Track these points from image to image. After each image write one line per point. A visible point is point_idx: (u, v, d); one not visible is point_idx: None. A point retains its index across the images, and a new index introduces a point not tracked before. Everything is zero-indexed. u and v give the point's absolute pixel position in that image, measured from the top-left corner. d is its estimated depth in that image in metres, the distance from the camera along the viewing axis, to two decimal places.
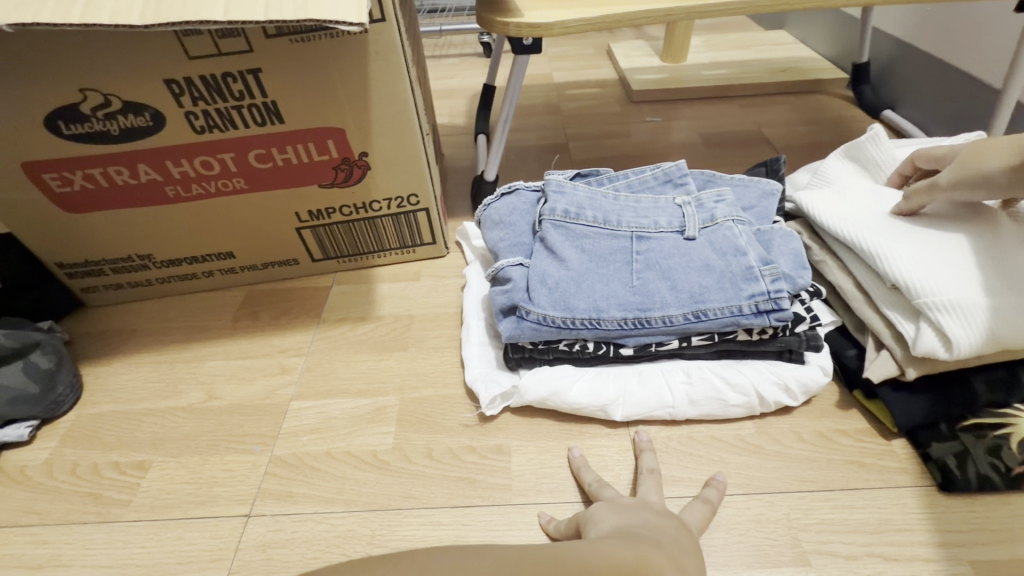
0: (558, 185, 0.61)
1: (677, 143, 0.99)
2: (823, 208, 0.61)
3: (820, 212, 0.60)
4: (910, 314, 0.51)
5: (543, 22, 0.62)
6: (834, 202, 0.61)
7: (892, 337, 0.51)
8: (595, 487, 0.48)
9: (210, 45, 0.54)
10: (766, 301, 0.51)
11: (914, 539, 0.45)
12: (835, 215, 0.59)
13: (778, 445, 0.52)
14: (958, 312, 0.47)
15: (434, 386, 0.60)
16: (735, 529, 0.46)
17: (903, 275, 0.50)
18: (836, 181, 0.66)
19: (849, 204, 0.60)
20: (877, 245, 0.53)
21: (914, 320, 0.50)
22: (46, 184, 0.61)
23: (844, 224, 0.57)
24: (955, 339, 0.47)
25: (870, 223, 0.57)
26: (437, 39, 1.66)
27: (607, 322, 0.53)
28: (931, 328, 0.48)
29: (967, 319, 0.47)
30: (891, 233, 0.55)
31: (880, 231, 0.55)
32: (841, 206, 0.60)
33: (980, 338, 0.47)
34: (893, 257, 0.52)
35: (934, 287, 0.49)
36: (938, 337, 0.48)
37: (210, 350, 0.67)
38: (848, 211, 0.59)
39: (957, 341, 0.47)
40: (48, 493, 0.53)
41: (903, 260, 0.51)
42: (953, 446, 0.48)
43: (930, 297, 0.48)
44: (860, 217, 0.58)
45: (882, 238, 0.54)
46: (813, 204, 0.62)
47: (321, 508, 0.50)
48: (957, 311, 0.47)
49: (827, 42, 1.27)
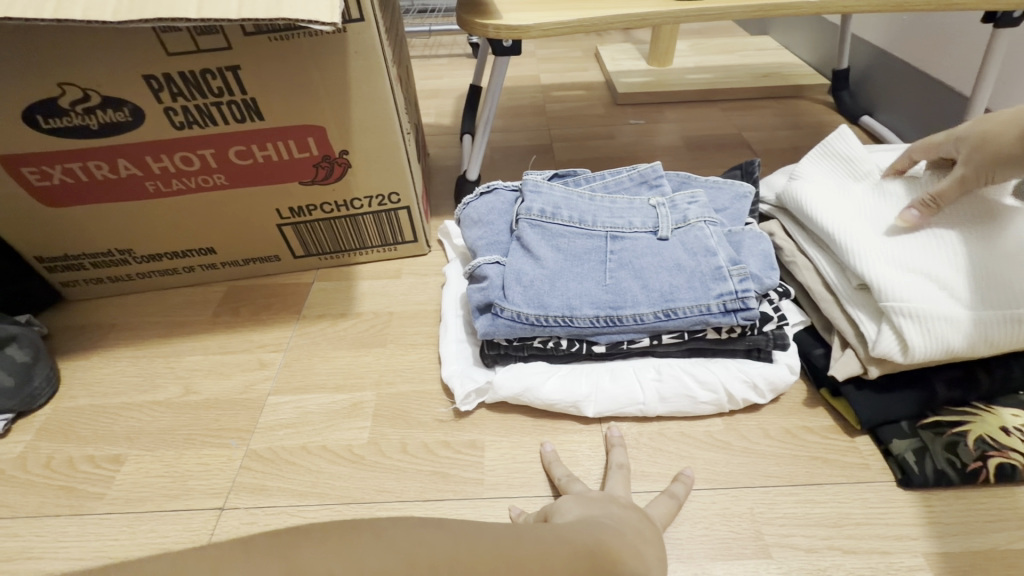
0: (535, 184, 0.62)
1: (660, 146, 1.01)
2: (813, 201, 0.61)
3: (808, 206, 0.61)
4: (875, 317, 0.52)
5: (521, 25, 0.63)
6: (823, 198, 0.61)
7: (858, 338, 0.53)
8: (565, 481, 0.48)
9: (189, 41, 0.54)
10: (733, 300, 0.52)
11: (873, 532, 0.46)
12: (822, 210, 0.59)
13: (746, 441, 0.53)
14: (919, 316, 0.49)
15: (412, 381, 0.61)
16: (701, 522, 0.47)
17: (873, 277, 0.52)
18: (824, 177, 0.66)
19: (837, 201, 0.61)
20: (852, 245, 0.55)
21: (879, 323, 0.52)
22: (24, 178, 0.61)
23: (828, 220, 0.58)
24: (913, 346, 0.48)
25: (852, 223, 0.57)
26: (426, 39, 1.66)
27: (580, 320, 0.54)
28: (891, 333, 0.50)
29: (927, 326, 0.49)
30: (869, 236, 0.56)
31: (859, 232, 0.56)
32: (831, 202, 0.60)
33: (938, 346, 0.48)
34: (866, 258, 0.53)
35: (902, 292, 0.50)
36: (896, 341, 0.49)
37: (189, 344, 0.67)
38: (835, 209, 0.60)
39: (915, 345, 0.48)
40: (22, 486, 0.53)
41: (874, 262, 0.53)
42: (913, 443, 0.50)
43: (893, 300, 0.50)
44: (845, 216, 0.59)
45: (859, 239, 0.55)
46: (805, 197, 0.62)
47: (294, 501, 0.50)
48: (919, 315, 0.49)
49: (808, 48, 1.29)
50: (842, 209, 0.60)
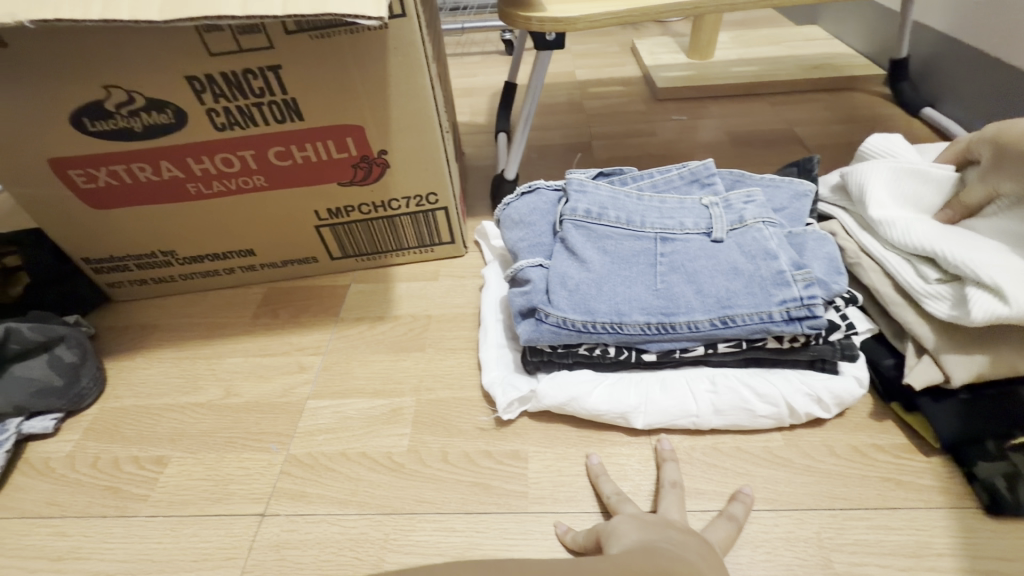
0: (580, 184, 0.59)
1: (704, 142, 0.97)
2: (876, 184, 0.57)
3: (865, 188, 0.58)
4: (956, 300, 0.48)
5: (567, 16, 0.60)
6: (887, 174, 0.58)
7: (932, 342, 0.48)
8: (614, 498, 0.46)
9: (231, 41, 0.54)
10: (797, 307, 0.49)
11: (957, 564, 0.42)
12: (878, 196, 0.57)
13: (809, 459, 0.50)
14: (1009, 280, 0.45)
15: (451, 387, 0.59)
16: (762, 547, 0.44)
17: (946, 254, 0.49)
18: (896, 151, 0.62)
19: (899, 177, 0.58)
20: (912, 232, 0.53)
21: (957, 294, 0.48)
22: (72, 180, 0.62)
23: (881, 210, 0.56)
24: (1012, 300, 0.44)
25: (905, 215, 0.56)
26: (460, 37, 1.65)
27: (629, 327, 0.51)
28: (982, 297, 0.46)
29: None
30: (926, 226, 0.54)
31: (915, 222, 0.54)
32: (894, 179, 0.57)
33: None
34: (931, 238, 0.51)
35: (982, 262, 0.47)
36: (993, 301, 0.45)
37: (229, 346, 0.67)
38: (893, 192, 0.57)
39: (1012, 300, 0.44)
40: (70, 485, 0.54)
41: (941, 242, 0.51)
42: (1002, 467, 0.45)
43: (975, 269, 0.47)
44: (898, 208, 0.57)
45: (918, 227, 0.53)
46: (864, 176, 0.59)
47: (335, 510, 0.49)
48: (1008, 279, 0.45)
49: (862, 37, 1.22)
50: (901, 192, 0.57)
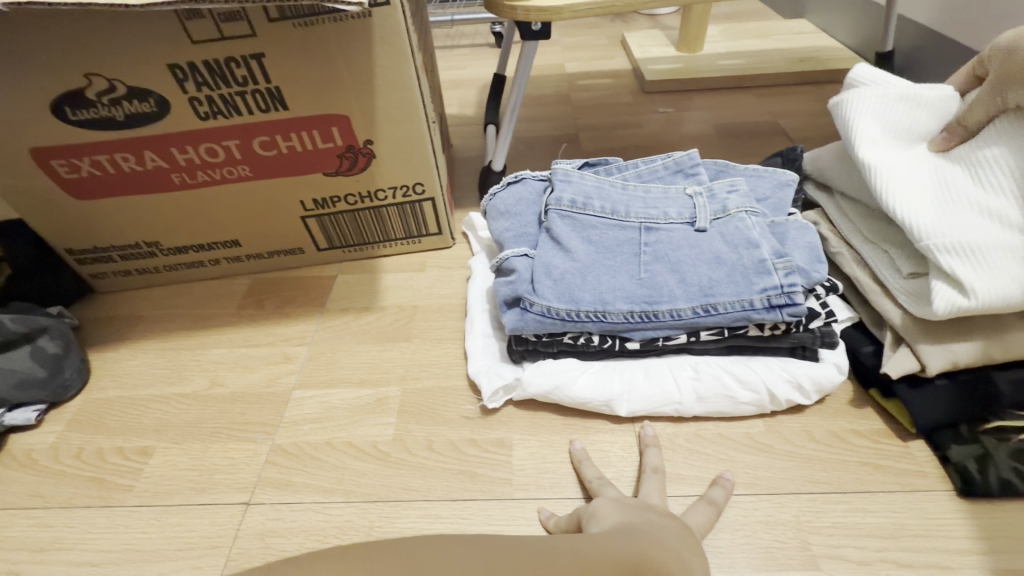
0: (565, 173, 0.60)
1: (691, 134, 0.97)
2: (863, 120, 0.54)
3: (851, 124, 0.55)
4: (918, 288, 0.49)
5: (552, 6, 0.60)
6: (875, 106, 0.54)
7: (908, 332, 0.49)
8: (597, 483, 0.46)
9: (213, 29, 0.53)
10: (778, 295, 0.49)
11: (932, 545, 0.43)
12: (866, 132, 0.54)
13: (789, 444, 0.50)
14: (971, 259, 0.45)
15: (437, 377, 0.59)
16: (742, 531, 0.45)
17: (916, 222, 0.48)
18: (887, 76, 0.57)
19: (888, 107, 0.54)
20: (895, 182, 0.50)
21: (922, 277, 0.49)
22: (54, 170, 0.61)
23: (869, 149, 0.53)
24: (970, 292, 0.44)
25: (892, 154, 0.53)
26: (449, 28, 1.65)
27: (613, 315, 0.52)
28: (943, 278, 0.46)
29: (984, 268, 0.45)
30: (910, 171, 0.51)
31: (901, 166, 0.51)
32: (882, 112, 0.54)
33: (1001, 287, 0.44)
34: (907, 196, 0.49)
35: (951, 234, 0.46)
36: (951, 286, 0.45)
37: (215, 337, 0.67)
38: (883, 125, 0.54)
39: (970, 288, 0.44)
40: (53, 476, 0.53)
41: (918, 203, 0.49)
42: (974, 450, 0.47)
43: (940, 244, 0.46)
44: (888, 142, 0.53)
45: (901, 175, 0.51)
46: (852, 109, 0.55)
47: (320, 498, 0.49)
48: (970, 258, 0.45)
49: (848, 31, 1.23)
50: (893, 121, 0.54)
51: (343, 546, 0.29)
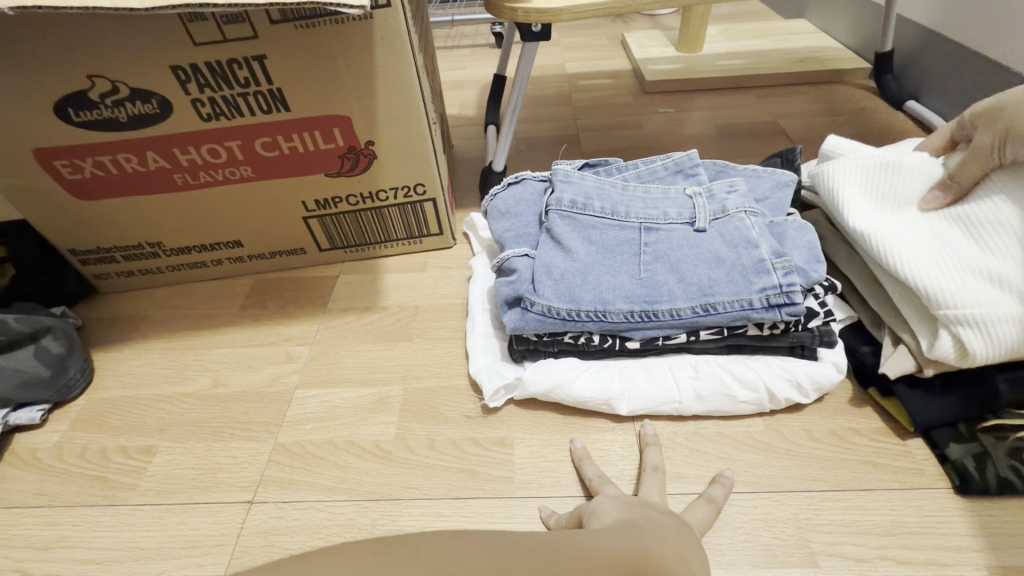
0: (565, 174, 0.60)
1: (691, 135, 0.97)
2: (848, 189, 0.54)
3: (837, 194, 0.55)
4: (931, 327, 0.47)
5: (552, 8, 0.61)
6: (856, 175, 0.54)
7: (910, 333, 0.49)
8: (597, 482, 0.47)
9: (215, 30, 0.54)
10: (777, 295, 0.50)
11: (929, 542, 0.43)
12: (852, 201, 0.54)
13: (788, 443, 0.51)
14: (978, 319, 0.44)
15: (438, 376, 0.60)
16: (742, 528, 0.45)
17: (921, 283, 0.46)
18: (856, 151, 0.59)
19: (870, 174, 0.54)
20: (894, 247, 0.49)
21: (931, 328, 0.47)
22: (57, 171, 0.62)
23: (860, 216, 0.52)
24: (974, 352, 0.44)
25: (885, 218, 0.52)
26: (449, 29, 1.65)
27: (613, 314, 0.52)
28: (950, 336, 0.45)
29: (992, 328, 0.44)
30: (907, 232, 0.50)
31: (899, 229, 0.50)
32: (867, 179, 0.54)
33: (1003, 345, 0.44)
34: (910, 257, 0.48)
35: (955, 294, 0.45)
36: (954, 348, 0.45)
37: (218, 337, 0.67)
38: (869, 192, 0.54)
39: (973, 351, 0.44)
40: (58, 475, 0.54)
41: (922, 261, 0.47)
42: (972, 448, 0.47)
43: (947, 306, 0.45)
44: (878, 207, 0.53)
45: (900, 238, 0.50)
46: (833, 181, 0.55)
47: (323, 496, 0.50)
48: (977, 318, 0.44)
49: (847, 31, 1.24)
50: (878, 188, 0.53)
51: (348, 542, 0.29)
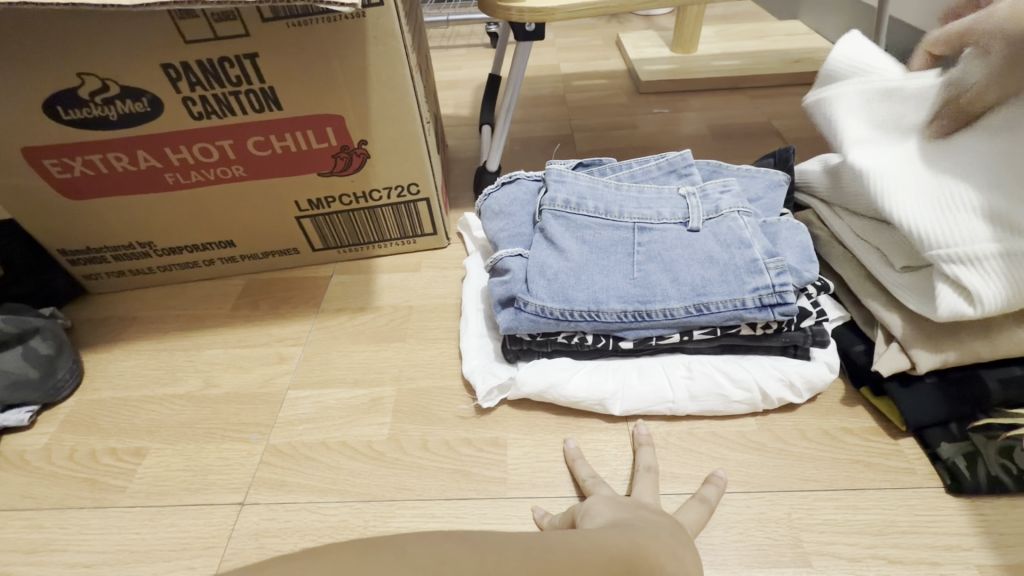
0: (559, 173, 0.60)
1: (686, 135, 0.98)
2: (849, 120, 0.55)
3: (838, 126, 0.56)
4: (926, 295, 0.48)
5: (545, 7, 0.61)
6: (856, 102, 0.55)
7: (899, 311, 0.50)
8: (590, 482, 0.47)
9: (206, 28, 0.53)
10: (770, 294, 0.50)
11: (921, 542, 0.43)
12: (852, 133, 0.54)
13: (781, 442, 0.51)
14: (973, 264, 0.44)
15: (432, 377, 0.59)
16: (735, 528, 0.45)
17: (911, 223, 0.46)
18: (864, 68, 0.58)
19: (870, 104, 0.54)
20: (886, 186, 0.49)
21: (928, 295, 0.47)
22: (47, 170, 0.61)
23: (858, 150, 0.53)
24: (975, 296, 0.43)
25: (884, 153, 0.52)
26: (445, 29, 1.65)
27: (607, 314, 0.52)
28: (949, 285, 0.45)
29: (987, 269, 0.43)
30: (903, 167, 0.50)
31: (894, 166, 0.50)
32: (868, 108, 0.54)
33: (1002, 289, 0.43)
34: (903, 193, 0.48)
35: (948, 233, 0.45)
36: (957, 295, 0.44)
37: (210, 338, 0.67)
38: (870, 122, 0.54)
39: (978, 299, 0.43)
40: (46, 478, 0.53)
41: (914, 199, 0.47)
42: (964, 447, 0.47)
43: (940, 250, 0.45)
44: (879, 139, 0.53)
45: (895, 172, 0.50)
46: (837, 110, 0.56)
47: (314, 498, 0.49)
48: (972, 263, 0.44)
49: (841, 32, 1.24)
50: (879, 117, 0.54)
51: (338, 544, 0.29)
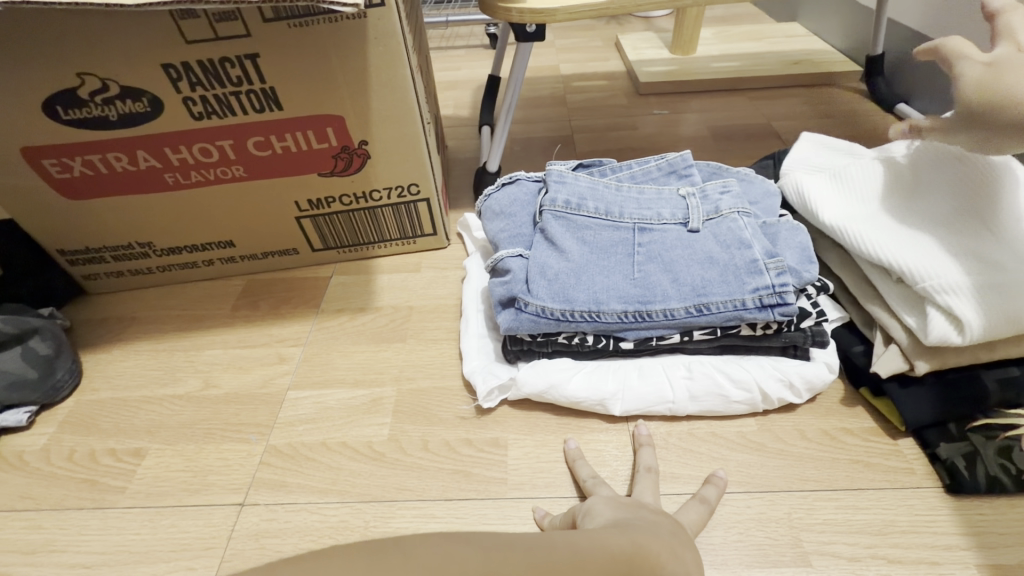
0: (559, 174, 0.60)
1: (685, 136, 0.98)
2: (818, 195, 0.59)
3: (809, 199, 0.59)
4: (913, 305, 0.49)
5: (546, 8, 0.61)
6: (821, 185, 0.60)
7: (892, 315, 0.51)
8: (591, 482, 0.47)
9: (207, 29, 0.53)
10: (770, 295, 0.50)
11: (921, 541, 0.44)
12: (824, 204, 0.58)
13: (781, 443, 0.51)
14: (961, 294, 0.46)
15: (432, 377, 0.59)
16: (735, 528, 0.45)
17: (899, 263, 0.49)
18: (813, 160, 0.65)
19: (834, 186, 0.59)
20: (869, 237, 0.52)
21: (919, 308, 0.49)
22: (46, 170, 0.61)
23: (832, 214, 0.57)
24: (966, 323, 0.45)
25: (860, 212, 0.56)
26: (444, 30, 1.66)
27: (607, 315, 0.52)
28: (940, 313, 0.47)
29: (975, 298, 0.46)
30: (881, 221, 0.54)
31: (871, 222, 0.54)
32: (832, 187, 0.59)
33: (992, 317, 0.45)
34: (889, 241, 0.51)
35: (933, 271, 0.47)
36: (949, 322, 0.46)
37: (209, 338, 0.67)
38: (837, 196, 0.58)
39: (967, 326, 0.45)
40: (45, 478, 0.53)
41: (898, 247, 0.50)
42: (962, 447, 0.47)
43: (931, 284, 0.47)
44: (848, 207, 0.57)
45: (873, 227, 0.53)
46: (802, 189, 0.60)
47: (315, 498, 0.49)
48: (960, 293, 0.46)
49: (839, 34, 1.25)
50: (844, 193, 0.58)
51: (342, 544, 0.29)
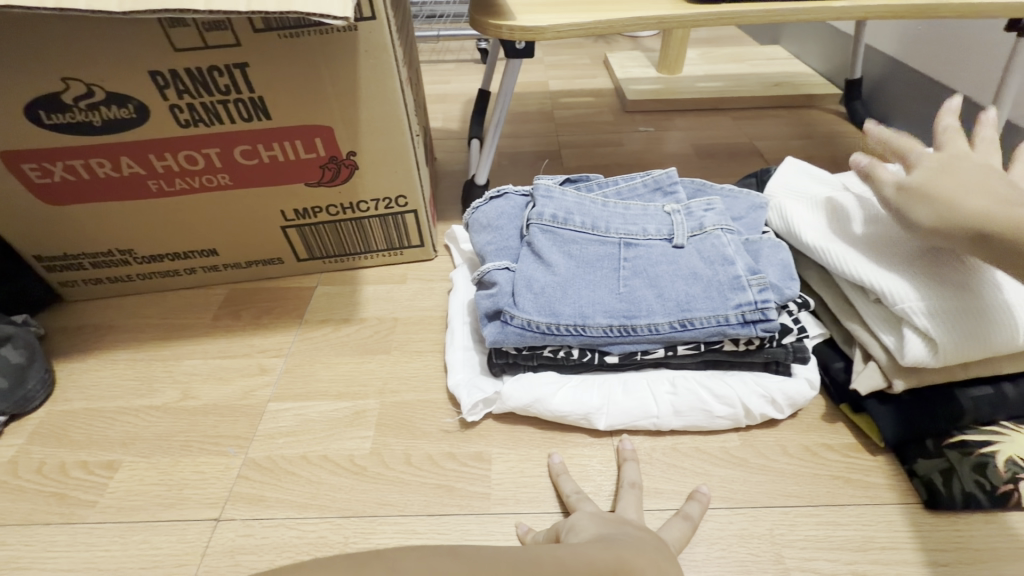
0: (547, 189, 0.60)
1: (670, 153, 0.99)
2: (801, 217, 0.60)
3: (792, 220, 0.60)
4: (891, 326, 0.50)
5: (535, 26, 0.62)
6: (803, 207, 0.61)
7: (870, 333, 0.52)
8: (575, 497, 0.47)
9: (196, 37, 0.53)
10: (752, 311, 0.51)
11: (899, 558, 0.44)
12: (806, 224, 0.59)
13: (763, 458, 0.51)
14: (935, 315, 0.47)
15: (416, 390, 0.59)
16: (718, 544, 0.45)
17: (878, 284, 0.50)
18: (798, 184, 0.66)
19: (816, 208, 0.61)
20: (849, 257, 0.53)
21: (895, 329, 0.49)
22: (25, 175, 0.60)
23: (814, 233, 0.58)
24: (940, 345, 0.46)
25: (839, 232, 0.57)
26: (435, 44, 1.68)
27: (592, 329, 0.52)
28: (916, 334, 0.48)
29: (948, 320, 0.47)
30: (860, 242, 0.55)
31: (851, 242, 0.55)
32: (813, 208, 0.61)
33: (964, 339, 0.46)
34: (867, 262, 0.52)
35: (908, 292, 0.49)
36: (923, 344, 0.47)
37: (189, 348, 0.65)
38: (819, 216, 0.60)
39: (941, 347, 0.46)
40: (12, 492, 0.51)
41: (876, 267, 0.51)
42: (939, 463, 0.48)
43: (907, 305, 0.48)
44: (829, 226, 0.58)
45: (852, 247, 0.54)
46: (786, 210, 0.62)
47: (293, 513, 0.48)
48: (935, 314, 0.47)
49: (820, 59, 1.28)
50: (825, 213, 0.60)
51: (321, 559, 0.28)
